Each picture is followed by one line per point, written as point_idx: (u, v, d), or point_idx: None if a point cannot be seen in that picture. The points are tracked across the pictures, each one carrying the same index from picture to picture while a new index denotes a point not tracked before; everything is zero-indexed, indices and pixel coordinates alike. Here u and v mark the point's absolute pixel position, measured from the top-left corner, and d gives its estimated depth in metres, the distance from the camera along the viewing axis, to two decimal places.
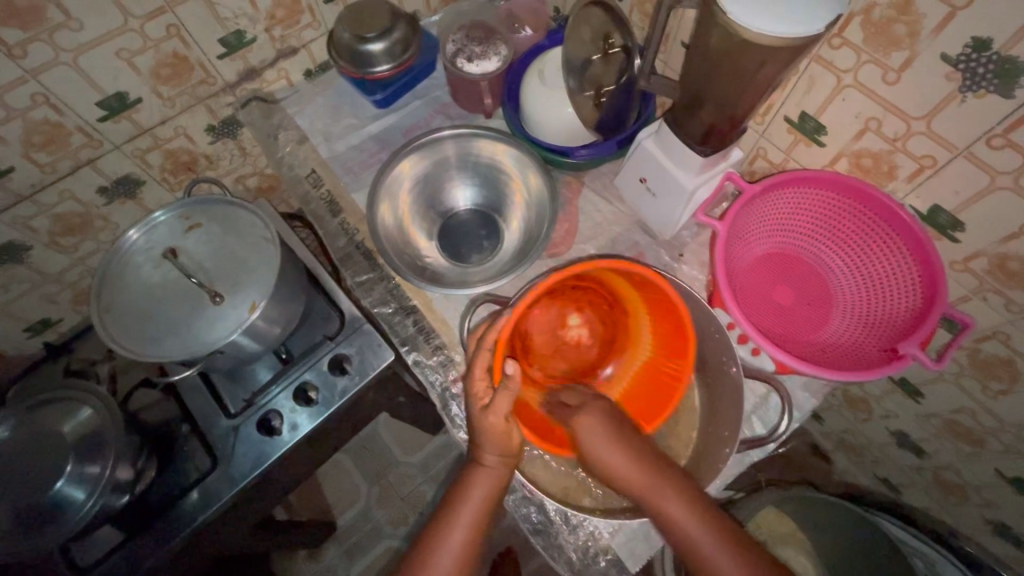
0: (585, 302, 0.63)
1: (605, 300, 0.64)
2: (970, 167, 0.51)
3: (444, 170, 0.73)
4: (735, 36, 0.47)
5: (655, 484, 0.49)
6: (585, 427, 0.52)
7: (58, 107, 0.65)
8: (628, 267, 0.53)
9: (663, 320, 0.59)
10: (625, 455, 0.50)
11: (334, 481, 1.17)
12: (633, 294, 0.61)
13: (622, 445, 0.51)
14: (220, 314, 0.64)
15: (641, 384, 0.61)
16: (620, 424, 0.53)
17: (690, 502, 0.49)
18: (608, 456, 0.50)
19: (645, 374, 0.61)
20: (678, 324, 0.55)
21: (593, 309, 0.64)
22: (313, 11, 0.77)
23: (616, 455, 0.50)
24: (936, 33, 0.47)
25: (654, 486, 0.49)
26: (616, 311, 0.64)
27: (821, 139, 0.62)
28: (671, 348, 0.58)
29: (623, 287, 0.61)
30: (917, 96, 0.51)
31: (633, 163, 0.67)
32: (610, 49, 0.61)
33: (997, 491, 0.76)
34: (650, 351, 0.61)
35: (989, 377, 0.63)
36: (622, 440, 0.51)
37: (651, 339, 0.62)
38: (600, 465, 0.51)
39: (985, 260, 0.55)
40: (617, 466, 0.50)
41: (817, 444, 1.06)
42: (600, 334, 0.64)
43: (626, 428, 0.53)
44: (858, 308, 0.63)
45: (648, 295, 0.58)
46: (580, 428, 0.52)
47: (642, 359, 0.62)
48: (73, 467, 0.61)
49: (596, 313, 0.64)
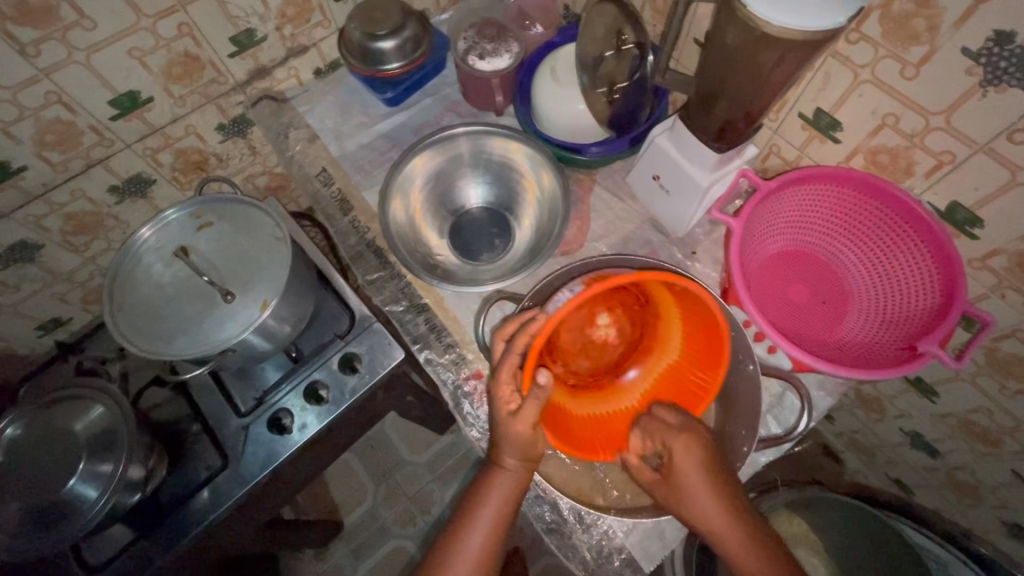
0: (616, 302, 0.62)
1: (628, 298, 0.62)
2: (991, 163, 0.50)
3: (456, 167, 0.72)
4: (753, 30, 0.47)
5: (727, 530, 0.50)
6: (683, 460, 0.51)
7: (70, 106, 0.65)
8: (668, 279, 0.51)
9: (694, 327, 0.58)
10: (717, 498, 0.50)
11: (342, 481, 1.17)
12: (664, 295, 0.59)
13: (712, 489, 0.50)
14: (232, 313, 0.64)
15: (664, 388, 0.60)
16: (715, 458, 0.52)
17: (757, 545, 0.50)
18: (699, 496, 0.50)
19: (671, 377, 0.61)
20: (716, 338, 0.54)
21: (624, 310, 0.63)
22: (324, 10, 0.77)
23: (705, 497, 0.50)
24: (956, 27, 0.46)
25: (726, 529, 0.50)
26: (646, 312, 0.63)
27: (836, 135, 0.61)
28: (701, 355, 0.57)
29: (651, 287, 0.59)
30: (937, 92, 0.50)
31: (646, 160, 0.67)
32: (623, 45, 0.60)
33: (1013, 492, 0.75)
34: (678, 355, 0.61)
35: (1006, 376, 0.62)
36: (714, 482, 0.50)
37: (679, 342, 0.61)
38: (687, 504, 0.50)
39: (1004, 257, 0.55)
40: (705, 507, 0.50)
41: (828, 444, 1.05)
42: (627, 335, 0.63)
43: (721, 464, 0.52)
44: (874, 306, 0.62)
45: (681, 299, 0.57)
46: (679, 458, 0.51)
47: (667, 362, 0.61)
48: (85, 465, 0.61)
49: (625, 314, 0.63)
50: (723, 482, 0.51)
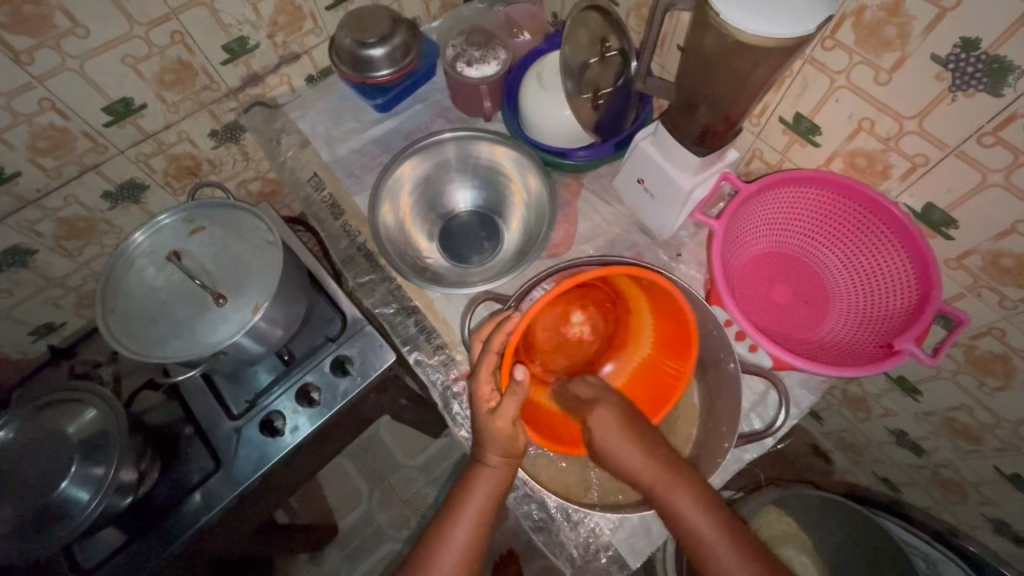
0: (589, 300, 0.63)
1: (602, 296, 0.63)
2: (962, 165, 0.52)
3: (444, 172, 0.74)
4: (729, 38, 0.48)
5: (669, 483, 0.50)
6: (600, 422, 0.53)
7: (63, 112, 0.66)
8: (635, 273, 0.53)
9: (665, 320, 0.60)
10: (643, 450, 0.51)
11: (336, 484, 1.17)
12: (635, 289, 0.62)
13: (636, 441, 0.52)
14: (223, 316, 0.65)
15: (642, 380, 0.62)
16: (631, 421, 0.54)
17: (701, 499, 0.49)
18: (626, 454, 0.51)
19: (645, 371, 0.62)
20: (685, 328, 0.55)
21: (597, 307, 0.64)
22: (315, 17, 0.78)
23: (632, 451, 0.51)
24: (926, 33, 0.48)
25: (666, 484, 0.50)
26: (620, 309, 0.65)
27: (815, 139, 0.63)
28: (671, 346, 0.59)
29: (623, 284, 0.61)
30: (909, 96, 0.52)
31: (631, 164, 0.68)
32: (607, 52, 0.62)
33: (996, 488, 0.76)
34: (650, 348, 0.63)
35: (985, 373, 0.64)
36: (637, 439, 0.52)
37: (651, 335, 0.63)
38: (618, 461, 0.52)
39: (978, 257, 0.56)
40: (630, 458, 0.51)
41: (818, 444, 1.06)
42: (601, 330, 0.64)
43: (638, 424, 0.53)
44: (854, 306, 0.64)
45: (652, 294, 0.59)
46: (596, 421, 0.53)
47: (642, 355, 0.63)
48: (77, 469, 0.61)
49: (600, 311, 0.64)
50: (649, 440, 0.52)
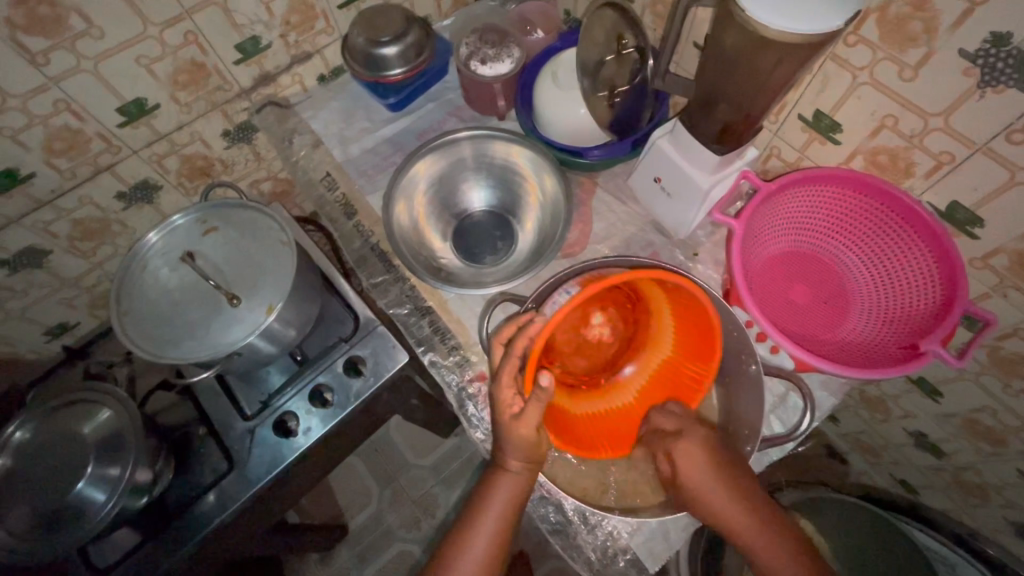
0: (608, 300, 0.62)
1: (621, 296, 0.63)
2: (990, 162, 0.51)
3: (458, 171, 0.73)
4: (751, 34, 0.47)
5: (755, 531, 0.52)
6: (689, 467, 0.52)
7: (78, 113, 0.66)
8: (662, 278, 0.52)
9: (688, 323, 0.59)
10: (733, 498, 0.51)
11: (346, 484, 1.17)
12: (653, 290, 0.61)
13: (728, 490, 0.51)
14: (237, 317, 0.64)
15: (661, 382, 0.61)
16: (722, 462, 0.52)
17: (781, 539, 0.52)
18: (717, 505, 0.51)
19: (665, 373, 0.61)
20: (709, 330, 0.55)
21: (616, 308, 0.63)
22: (327, 16, 0.78)
23: (722, 502, 0.51)
24: (953, 28, 0.47)
25: (753, 531, 0.52)
26: (639, 311, 0.64)
27: (836, 137, 0.62)
28: (695, 349, 0.58)
29: (642, 285, 0.60)
30: (935, 93, 0.51)
31: (647, 163, 0.67)
32: (623, 49, 0.61)
33: (1018, 492, 0.75)
34: (671, 350, 0.61)
35: (1010, 375, 0.62)
36: (729, 487, 0.51)
37: (672, 339, 0.61)
38: (705, 508, 0.52)
39: (1005, 257, 0.55)
40: (722, 509, 0.51)
41: (833, 445, 1.05)
42: (621, 332, 0.64)
43: (730, 467, 0.52)
44: (876, 305, 0.63)
45: (673, 295, 0.58)
46: (682, 465, 0.52)
47: (662, 359, 0.62)
48: (93, 469, 0.61)
49: (618, 312, 0.63)
50: (740, 484, 0.52)
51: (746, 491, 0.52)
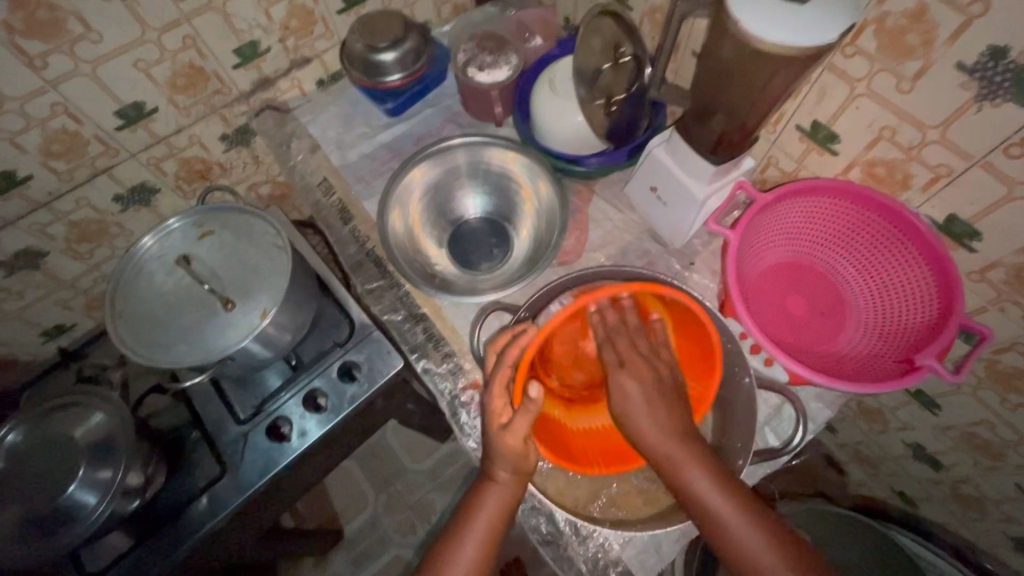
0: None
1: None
2: (987, 176, 0.50)
3: (454, 178, 0.73)
4: (747, 45, 0.47)
5: (680, 458, 0.49)
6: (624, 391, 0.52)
7: (76, 116, 0.66)
8: (659, 291, 0.53)
9: (678, 332, 0.59)
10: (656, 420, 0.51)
11: (342, 488, 1.17)
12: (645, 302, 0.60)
13: (658, 410, 0.51)
14: (231, 321, 0.64)
15: None
16: (659, 387, 0.52)
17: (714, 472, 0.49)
18: (644, 425, 0.51)
19: None
20: (703, 344, 0.55)
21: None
22: (326, 22, 0.78)
23: (647, 420, 0.51)
24: (951, 41, 0.46)
25: (678, 455, 0.49)
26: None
27: (833, 147, 0.62)
28: (692, 364, 0.59)
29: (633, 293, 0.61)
30: (932, 106, 0.51)
31: (644, 172, 0.67)
32: (621, 58, 0.62)
33: (1017, 506, 0.74)
34: None
35: (1008, 389, 0.62)
36: (658, 408, 0.51)
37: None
38: (633, 430, 0.52)
39: (1003, 270, 0.54)
40: (648, 431, 0.51)
41: (831, 456, 1.04)
42: None
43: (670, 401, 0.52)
44: (872, 318, 0.62)
45: (661, 303, 0.58)
46: (615, 386, 0.53)
47: None
48: (85, 472, 0.61)
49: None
50: (672, 407, 0.52)
51: (677, 417, 0.51)
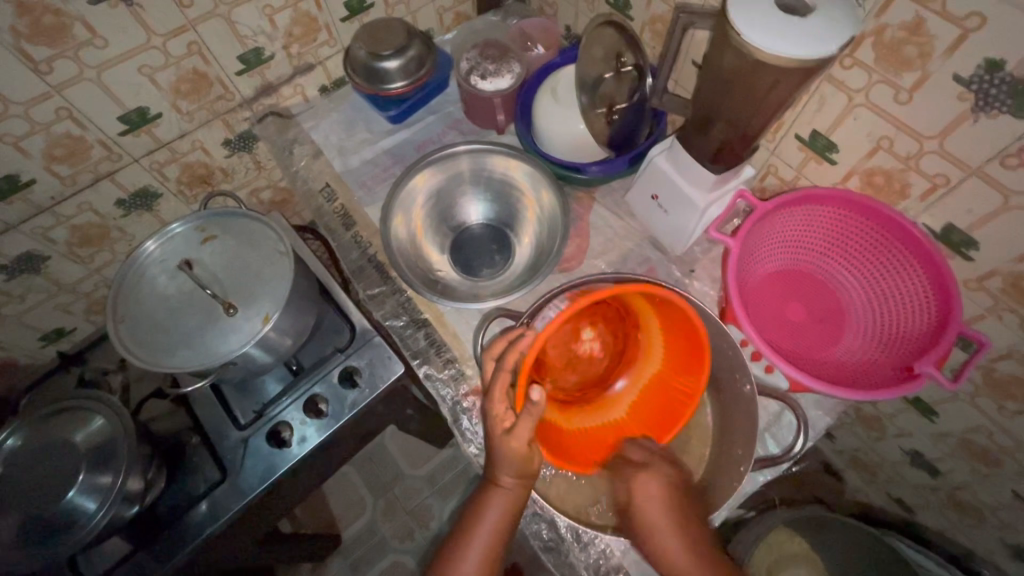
0: (599, 315, 0.63)
1: (610, 310, 0.63)
2: (984, 186, 0.51)
3: (457, 185, 0.73)
4: (747, 56, 0.48)
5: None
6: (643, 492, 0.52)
7: (80, 121, 0.66)
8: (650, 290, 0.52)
9: (674, 335, 0.59)
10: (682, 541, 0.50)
11: (340, 494, 1.16)
12: (645, 308, 0.61)
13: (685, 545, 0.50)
14: (233, 326, 0.64)
15: (650, 397, 0.62)
16: (681, 507, 0.52)
17: None
18: (673, 551, 0.49)
19: (655, 387, 0.62)
20: (695, 344, 0.55)
21: (606, 323, 0.63)
22: (330, 29, 0.79)
23: (673, 545, 0.49)
24: (948, 54, 0.47)
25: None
26: (628, 323, 0.64)
27: (832, 156, 0.62)
28: (683, 361, 0.59)
29: (632, 300, 0.61)
30: (930, 117, 0.51)
31: (645, 179, 0.67)
32: (623, 67, 0.63)
33: (1014, 513, 0.74)
34: (661, 364, 0.62)
35: (1005, 397, 0.63)
36: (683, 531, 0.50)
37: (660, 350, 0.62)
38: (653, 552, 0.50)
39: (999, 279, 0.55)
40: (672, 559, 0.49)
41: (829, 463, 1.04)
42: (611, 347, 0.64)
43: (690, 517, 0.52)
44: (870, 325, 0.63)
45: (660, 307, 0.59)
46: (640, 495, 0.52)
47: (651, 373, 0.63)
48: (85, 477, 0.61)
49: (609, 327, 0.64)
50: (693, 532, 0.51)
51: (697, 541, 0.50)
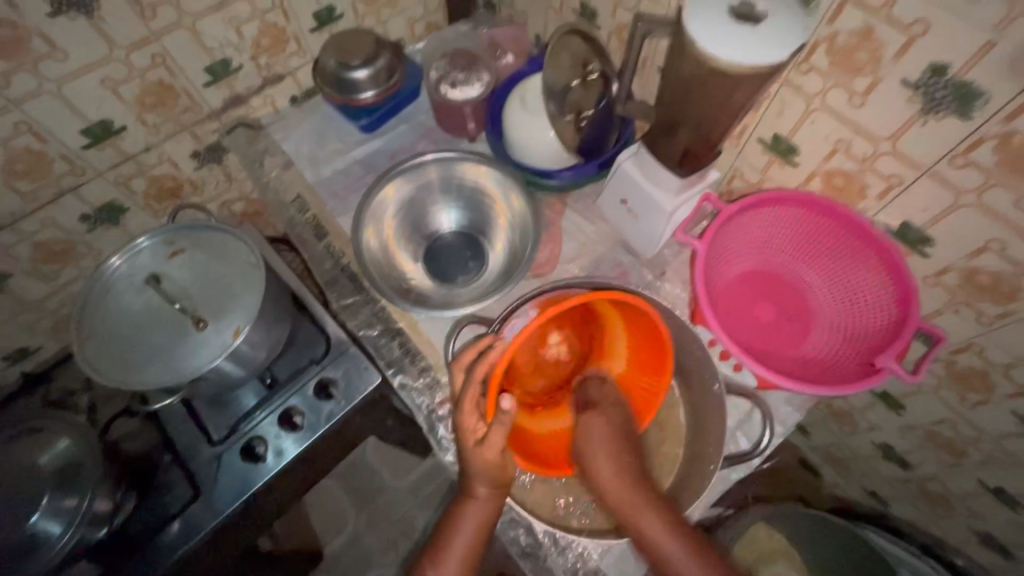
0: (565, 321, 0.63)
1: (576, 316, 0.63)
2: (935, 185, 0.53)
3: (428, 194, 0.74)
4: (706, 64, 0.49)
5: (640, 509, 0.53)
6: (589, 427, 0.57)
7: (40, 135, 0.65)
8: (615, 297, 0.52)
9: (642, 336, 0.60)
10: (618, 467, 0.55)
11: (320, 508, 1.15)
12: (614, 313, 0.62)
13: (614, 464, 0.55)
14: (203, 341, 0.63)
15: None
16: (621, 438, 0.57)
17: (667, 524, 0.53)
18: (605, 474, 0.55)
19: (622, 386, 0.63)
20: (660, 345, 0.56)
21: (573, 328, 0.64)
22: (299, 40, 0.78)
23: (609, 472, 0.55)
24: (896, 59, 0.49)
25: (637, 508, 0.53)
26: (594, 327, 0.64)
27: (794, 159, 0.64)
28: (648, 362, 0.60)
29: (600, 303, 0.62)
30: (881, 120, 0.53)
31: (615, 185, 0.68)
32: (589, 75, 0.65)
33: (981, 501, 0.77)
34: (626, 365, 0.63)
35: (966, 388, 0.65)
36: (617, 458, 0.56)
37: (626, 352, 0.63)
38: (597, 482, 0.56)
39: (955, 274, 0.57)
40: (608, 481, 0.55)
41: (806, 459, 1.06)
42: (577, 350, 0.65)
43: (629, 442, 0.57)
44: (836, 322, 0.65)
45: (626, 311, 0.59)
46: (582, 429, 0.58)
47: (618, 372, 0.63)
48: (49, 500, 0.59)
49: (576, 332, 0.64)
50: (627, 464, 0.56)
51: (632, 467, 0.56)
